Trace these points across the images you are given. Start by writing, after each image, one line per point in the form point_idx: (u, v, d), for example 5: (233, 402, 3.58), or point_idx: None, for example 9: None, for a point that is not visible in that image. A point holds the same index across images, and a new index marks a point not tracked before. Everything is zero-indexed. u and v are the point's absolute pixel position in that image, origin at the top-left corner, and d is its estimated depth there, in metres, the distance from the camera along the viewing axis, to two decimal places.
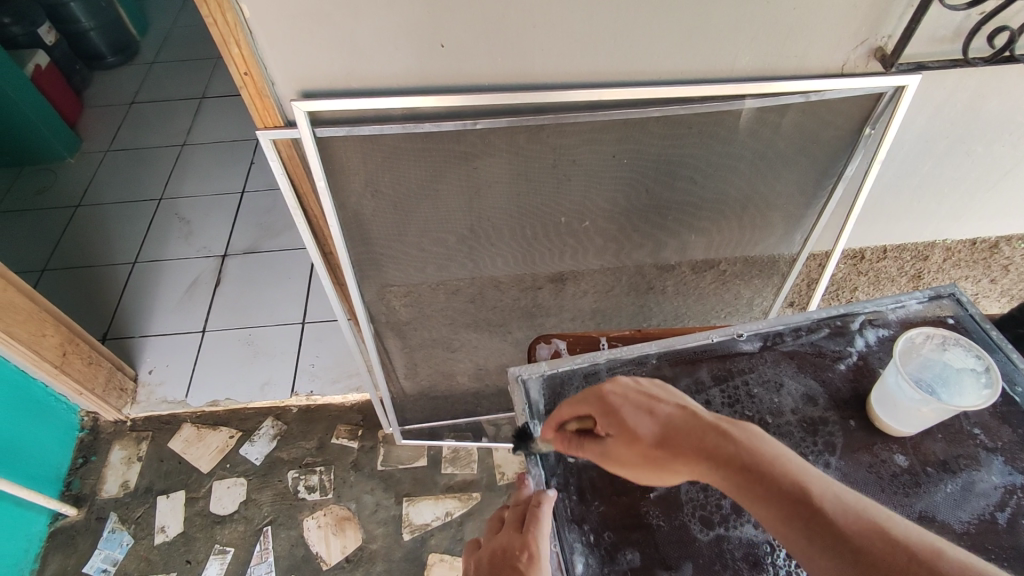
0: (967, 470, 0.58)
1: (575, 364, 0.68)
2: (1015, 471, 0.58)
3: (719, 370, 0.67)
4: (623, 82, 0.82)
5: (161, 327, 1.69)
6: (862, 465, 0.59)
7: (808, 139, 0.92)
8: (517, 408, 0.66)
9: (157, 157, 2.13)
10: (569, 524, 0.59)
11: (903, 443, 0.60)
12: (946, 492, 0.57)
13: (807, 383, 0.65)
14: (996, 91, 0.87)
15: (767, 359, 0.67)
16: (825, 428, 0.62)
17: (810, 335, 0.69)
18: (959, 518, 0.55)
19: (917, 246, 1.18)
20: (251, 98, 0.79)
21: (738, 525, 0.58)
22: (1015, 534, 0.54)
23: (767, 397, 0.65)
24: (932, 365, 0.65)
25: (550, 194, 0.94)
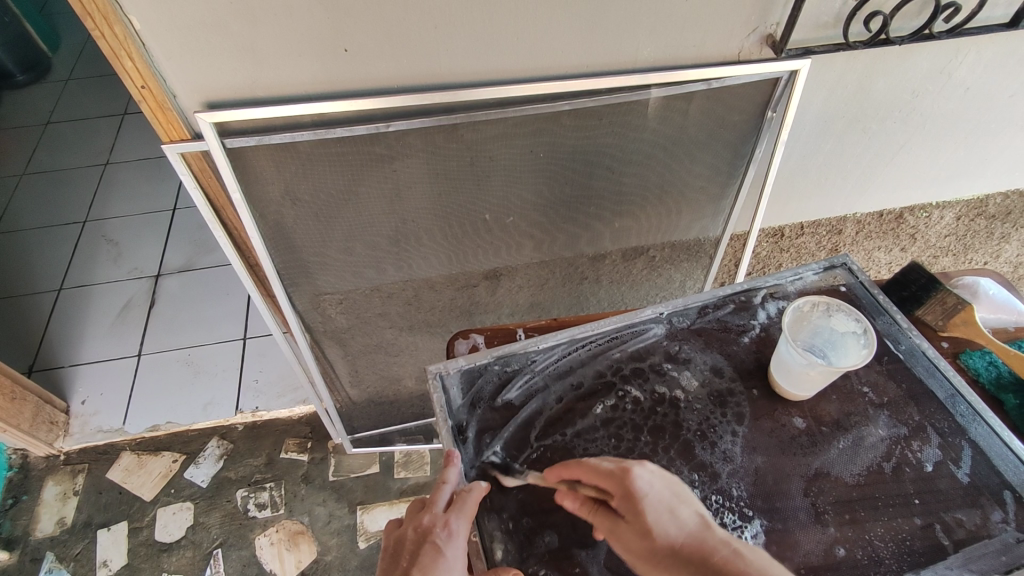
0: (857, 426, 0.62)
1: (494, 357, 0.69)
2: (900, 422, 0.62)
3: (630, 352, 0.70)
4: (532, 78, 0.84)
5: (92, 354, 1.62)
6: (762, 430, 0.62)
7: (715, 126, 0.96)
8: (436, 405, 0.66)
9: (78, 178, 2.04)
10: (489, 513, 0.60)
11: (801, 406, 0.64)
12: (839, 449, 0.61)
13: (714, 357, 0.68)
14: (881, 72, 0.93)
15: (676, 338, 0.70)
16: (730, 398, 0.65)
17: (716, 312, 0.72)
18: (851, 471, 0.59)
19: (831, 221, 1.24)
20: (152, 113, 0.77)
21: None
22: (899, 480, 0.59)
23: (678, 374, 0.67)
24: (821, 331, 0.69)
25: (472, 191, 0.95)
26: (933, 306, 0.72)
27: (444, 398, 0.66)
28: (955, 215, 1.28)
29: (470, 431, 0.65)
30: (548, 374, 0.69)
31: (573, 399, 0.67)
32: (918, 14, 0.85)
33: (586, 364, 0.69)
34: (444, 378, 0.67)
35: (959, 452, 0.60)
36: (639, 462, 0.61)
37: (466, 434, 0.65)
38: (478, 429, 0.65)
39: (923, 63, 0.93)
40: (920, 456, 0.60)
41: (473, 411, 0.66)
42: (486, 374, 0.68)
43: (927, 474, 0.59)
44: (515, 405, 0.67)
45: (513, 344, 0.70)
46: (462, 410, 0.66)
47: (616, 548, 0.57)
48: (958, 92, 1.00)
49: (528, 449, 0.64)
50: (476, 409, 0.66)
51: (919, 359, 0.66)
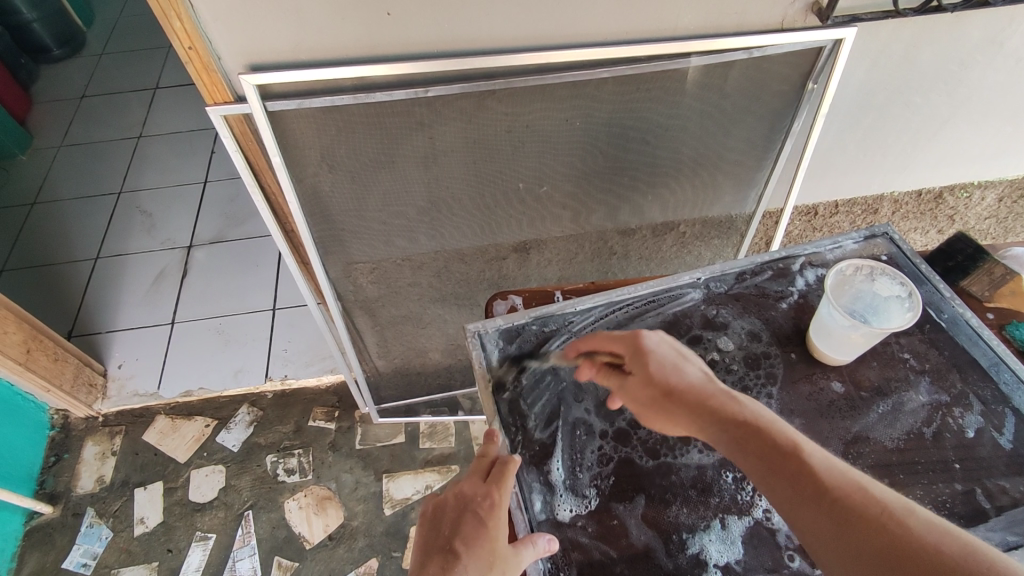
0: (898, 391, 0.62)
1: (532, 318, 0.70)
2: (942, 390, 0.62)
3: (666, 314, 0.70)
4: (571, 44, 0.84)
5: (128, 321, 1.67)
6: (799, 393, 0.62)
7: (754, 97, 0.94)
8: (475, 363, 0.67)
9: (113, 150, 2.08)
10: (529, 466, 0.61)
11: (840, 371, 0.63)
12: (879, 413, 0.60)
13: (751, 322, 0.68)
14: (929, 41, 0.91)
15: (712, 302, 0.70)
16: (765, 361, 0.65)
17: (754, 278, 0.72)
18: (890, 436, 0.59)
19: (867, 200, 1.22)
20: (197, 74, 0.78)
21: (687, 457, 0.61)
22: (940, 445, 0.58)
23: (714, 337, 0.67)
24: (863, 296, 0.68)
25: (505, 160, 0.95)
26: (979, 277, 0.72)
27: (485, 355, 0.67)
28: (997, 195, 1.25)
29: (509, 389, 0.65)
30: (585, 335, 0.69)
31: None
32: None
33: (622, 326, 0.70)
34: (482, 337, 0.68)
35: (1003, 419, 0.59)
36: None
37: (506, 391, 0.65)
38: (516, 386, 0.66)
39: (975, 32, 0.90)
40: (962, 422, 0.60)
41: (511, 368, 0.67)
42: (524, 335, 0.69)
43: (969, 440, 0.58)
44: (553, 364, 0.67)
45: (549, 306, 0.71)
46: (501, 368, 0.67)
47: (654, 499, 0.59)
48: (1008, 64, 0.97)
49: (566, 406, 0.65)
50: (514, 367, 0.67)
51: (963, 327, 0.65)
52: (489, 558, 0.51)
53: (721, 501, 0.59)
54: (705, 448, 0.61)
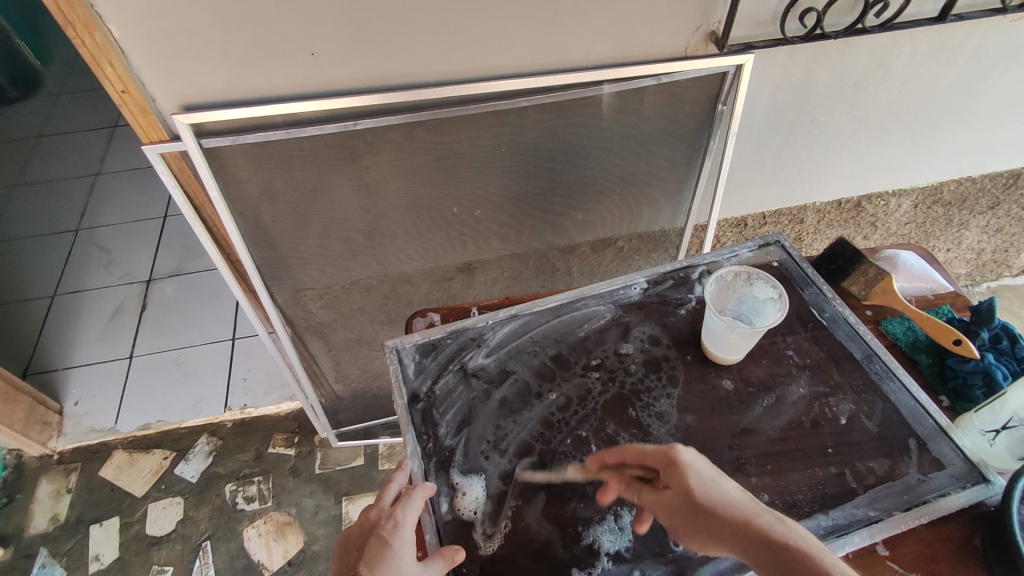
0: (781, 385, 0.68)
1: (449, 333, 0.75)
2: (820, 381, 0.68)
3: (574, 324, 0.76)
4: (492, 77, 0.89)
5: (84, 357, 1.67)
6: (689, 390, 0.68)
7: (668, 120, 1.01)
8: (392, 375, 0.72)
9: (71, 188, 2.09)
10: (438, 472, 0.65)
11: (729, 369, 0.69)
12: (762, 406, 0.66)
13: (652, 328, 0.74)
14: (823, 66, 0.99)
15: (618, 310, 0.76)
16: (666, 364, 0.71)
17: (657, 287, 0.78)
18: (773, 426, 0.65)
19: (792, 211, 1.30)
20: (132, 115, 0.82)
21: (586, 461, 0.65)
22: (815, 432, 0.64)
23: (616, 344, 0.73)
24: (745, 299, 0.75)
25: (439, 186, 1.00)
26: (857, 278, 0.77)
27: (401, 365, 0.72)
28: (912, 203, 1.34)
29: (424, 400, 0.69)
30: (498, 346, 0.74)
31: (519, 367, 0.72)
32: (850, 10, 0.90)
33: (533, 336, 0.75)
34: (398, 351, 0.73)
35: (874, 407, 0.65)
36: (577, 423, 0.67)
37: (421, 403, 0.69)
38: (431, 397, 0.70)
39: (864, 56, 0.98)
40: (836, 410, 0.65)
41: (426, 379, 0.71)
42: (440, 348, 0.74)
43: (842, 426, 0.64)
44: (467, 374, 0.72)
45: (466, 320, 0.76)
46: (417, 381, 0.71)
47: (553, 499, 0.63)
48: (899, 83, 1.05)
49: (476, 413, 0.69)
50: (429, 379, 0.71)
51: (843, 326, 0.72)
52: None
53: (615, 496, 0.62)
54: (604, 453, 0.65)
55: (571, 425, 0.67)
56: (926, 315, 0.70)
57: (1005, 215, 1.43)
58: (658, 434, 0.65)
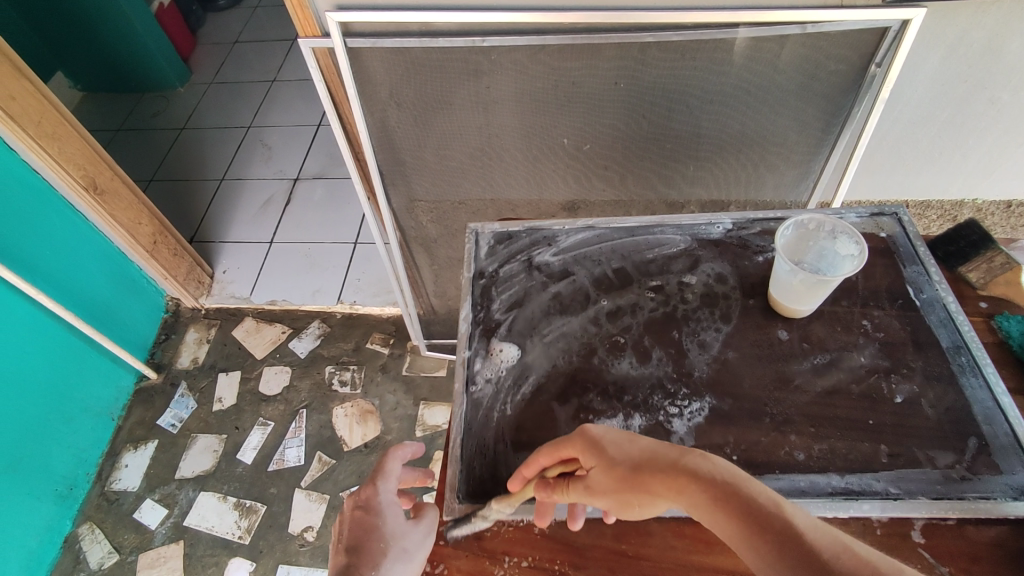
0: (840, 350, 0.67)
1: (528, 231, 0.85)
2: (886, 357, 0.66)
3: (645, 246, 0.80)
4: (623, 6, 0.88)
5: (237, 235, 1.93)
6: (743, 331, 0.70)
7: (809, 77, 0.93)
8: (467, 253, 0.84)
9: (250, 90, 2.37)
10: (481, 335, 0.75)
11: (789, 322, 0.70)
12: (814, 363, 0.67)
13: (722, 267, 0.76)
14: (1016, 32, 0.85)
15: (692, 242, 0.80)
16: (723, 301, 0.73)
17: (742, 232, 0.79)
18: (816, 384, 0.65)
19: (944, 205, 1.14)
20: (294, 9, 0.92)
21: (616, 363, 0.70)
22: (864, 401, 0.64)
23: (681, 272, 0.76)
24: (824, 253, 0.74)
25: (553, 115, 1.02)
26: (979, 264, 0.72)
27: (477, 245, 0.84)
28: None
29: (487, 277, 0.80)
30: (565, 249, 0.82)
31: (581, 271, 0.79)
32: None
33: (602, 249, 0.82)
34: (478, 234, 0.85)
35: (942, 396, 0.63)
36: (617, 329, 0.73)
37: (484, 279, 0.80)
38: (494, 277, 0.80)
39: None
40: (893, 388, 0.64)
41: (495, 261, 0.82)
42: (514, 239, 0.84)
43: (894, 403, 0.63)
44: (531, 266, 0.81)
45: (544, 222, 0.85)
46: (487, 261, 0.82)
47: (577, 385, 0.69)
48: None
49: (530, 299, 0.77)
50: (497, 262, 0.82)
51: (940, 311, 0.69)
52: (394, 549, 0.59)
53: (633, 400, 0.67)
54: (635, 360, 0.70)
55: (611, 328, 0.73)
56: None
57: None
58: (697, 359, 0.69)
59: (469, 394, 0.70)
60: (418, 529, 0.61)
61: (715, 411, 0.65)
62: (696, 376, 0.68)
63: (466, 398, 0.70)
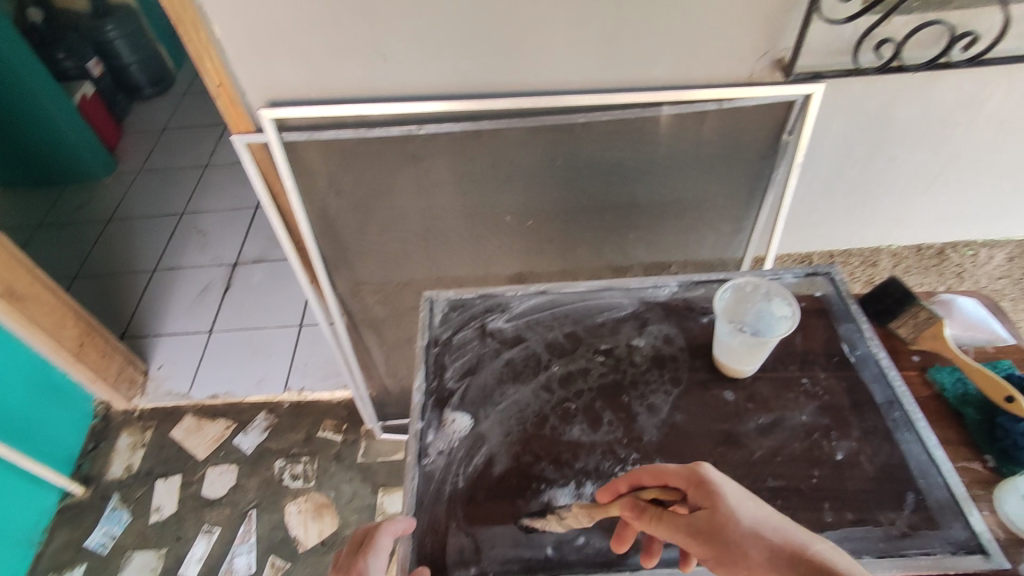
0: (783, 408, 0.67)
1: (483, 294, 0.80)
2: (826, 414, 0.66)
3: (595, 310, 0.77)
4: (551, 92, 0.92)
5: (172, 328, 1.84)
6: (689, 392, 0.68)
7: (729, 146, 1.00)
8: (420, 321, 0.78)
9: (182, 177, 2.33)
10: (434, 406, 0.70)
11: (731, 382, 0.69)
12: (756, 424, 0.65)
13: (668, 328, 0.74)
14: (903, 99, 0.94)
15: (640, 305, 0.77)
16: (671, 363, 0.71)
17: (686, 292, 0.78)
18: (760, 442, 0.64)
19: (865, 252, 1.22)
20: (225, 107, 0.92)
21: (567, 430, 0.66)
22: (807, 460, 0.63)
23: (630, 335, 0.74)
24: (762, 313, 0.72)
25: (494, 194, 1.04)
26: (906, 320, 0.76)
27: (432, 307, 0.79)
28: (1006, 255, 1.23)
29: (440, 345, 0.75)
30: (522, 311, 0.78)
31: (533, 336, 0.75)
32: (933, 43, 0.85)
33: (554, 312, 0.78)
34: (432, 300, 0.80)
35: (879, 451, 0.63)
36: (570, 394, 0.69)
37: (437, 347, 0.75)
38: (447, 344, 0.75)
39: (949, 92, 0.93)
40: (834, 445, 0.64)
41: (448, 327, 0.77)
42: (468, 305, 0.79)
43: (835, 460, 0.63)
44: (485, 332, 0.76)
45: (498, 287, 0.81)
46: (440, 329, 0.77)
47: (526, 457, 0.65)
48: (991, 122, 0.98)
49: (482, 368, 0.73)
50: (450, 329, 0.77)
51: (871, 367, 0.70)
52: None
53: (584, 467, 0.64)
54: (587, 427, 0.66)
55: (563, 395, 0.69)
56: (980, 367, 0.69)
57: None
58: (645, 424, 0.66)
59: (420, 467, 0.65)
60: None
61: None
62: (646, 440, 0.65)
63: (418, 476, 0.65)
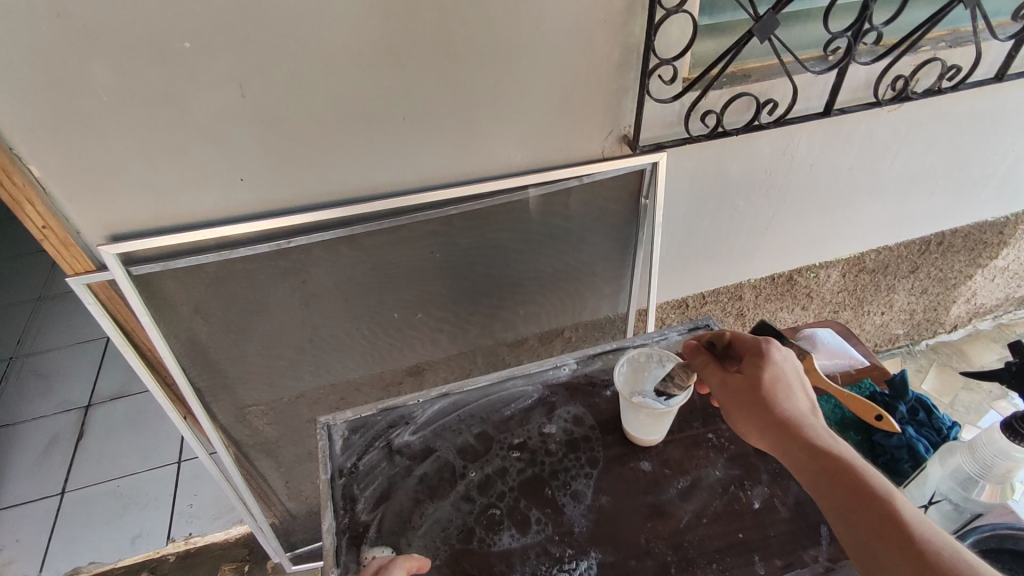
0: (697, 468, 0.69)
1: (383, 408, 0.75)
2: (736, 465, 0.70)
3: (500, 403, 0.76)
4: (420, 188, 0.93)
5: (13, 497, 1.55)
6: (609, 470, 0.69)
7: (596, 215, 1.06)
8: (319, 452, 0.71)
9: (10, 315, 2.03)
10: (348, 547, 0.63)
11: (646, 451, 0.71)
12: (677, 489, 0.67)
13: (577, 408, 0.76)
14: (732, 158, 1.06)
15: (544, 389, 0.78)
16: (585, 444, 0.72)
17: (585, 368, 0.80)
18: (685, 508, 0.66)
19: (730, 288, 1.35)
20: (56, 250, 0.82)
21: (497, 540, 0.63)
22: (729, 514, 0.65)
23: (540, 422, 0.73)
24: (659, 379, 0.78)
25: (378, 294, 1.02)
26: None
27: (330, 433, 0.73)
28: (839, 272, 1.42)
29: (346, 475, 0.69)
30: (427, 419, 0.74)
31: (443, 444, 0.72)
32: (745, 110, 0.99)
33: (460, 414, 0.75)
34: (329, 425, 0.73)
35: (788, 490, 0.67)
36: (493, 499, 0.67)
37: (342, 478, 0.69)
38: (353, 473, 0.69)
39: (766, 147, 1.07)
40: (749, 494, 0.67)
41: (351, 453, 0.71)
42: (369, 424, 0.74)
43: (754, 509, 0.66)
44: (391, 450, 0.71)
45: (397, 397, 0.76)
46: (343, 457, 0.71)
47: None
48: (804, 167, 1.13)
49: (395, 491, 0.68)
50: (354, 455, 0.71)
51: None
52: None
53: None
54: (516, 532, 0.64)
55: (486, 502, 0.67)
56: (849, 393, 0.73)
57: (926, 277, 1.56)
58: (573, 514, 0.65)
59: None
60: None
61: (603, 567, 0.61)
62: (577, 532, 0.64)
63: None
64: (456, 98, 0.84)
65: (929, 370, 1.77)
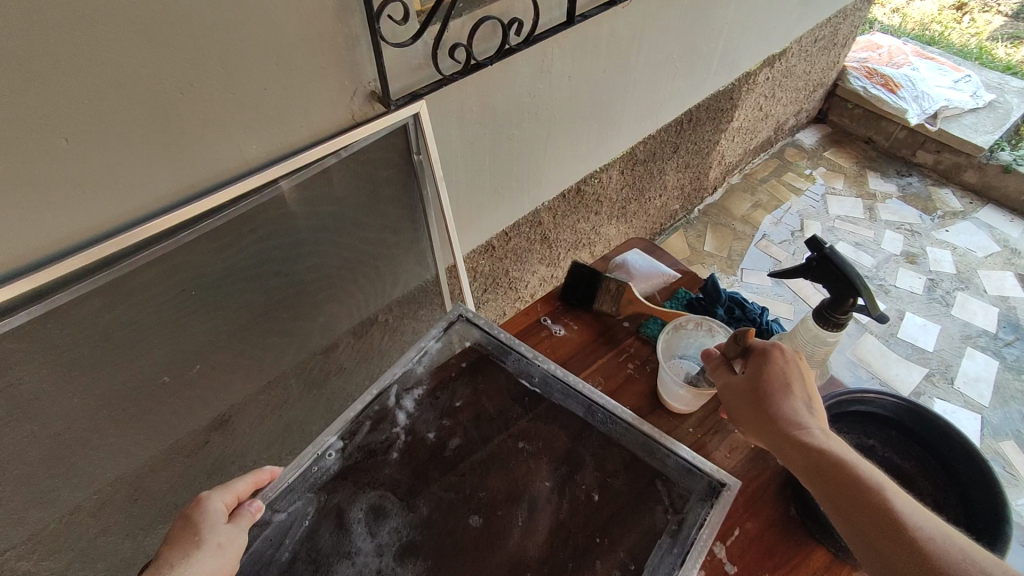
0: (526, 490, 0.79)
1: None
2: (551, 466, 0.81)
3: (275, 547, 0.72)
4: (131, 221, 0.71)
5: None
6: (445, 536, 0.74)
7: (369, 189, 0.93)
8: None
9: None
10: None
11: (473, 505, 0.77)
12: (519, 525, 0.75)
13: (375, 491, 0.78)
14: (495, 88, 0.98)
15: (318, 497, 0.77)
16: (400, 526, 0.75)
17: (358, 437, 0.83)
18: (537, 534, 0.74)
19: (528, 217, 1.33)
20: None
21: None
22: (573, 519, 0.76)
23: (346, 533, 0.74)
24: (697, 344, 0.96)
25: (127, 362, 0.79)
26: (606, 295, 1.00)
27: None
28: (617, 170, 1.48)
29: None
30: None
31: None
32: (492, 35, 0.90)
33: None
34: None
35: (607, 467, 0.81)
36: None
37: None
38: None
39: (524, 70, 1.00)
40: (581, 491, 0.79)
41: None
42: None
43: (589, 502, 0.77)
44: None
45: None
46: None
47: None
48: (564, 81, 1.10)
49: None
50: None
51: (554, 382, 0.89)
52: (182, 546, 0.61)
53: None
54: None
55: None
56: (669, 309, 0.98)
57: (685, 153, 1.70)
58: None
59: None
60: (231, 529, 0.66)
61: None
62: None
63: None
64: (132, 99, 0.62)
65: (705, 232, 2.01)
